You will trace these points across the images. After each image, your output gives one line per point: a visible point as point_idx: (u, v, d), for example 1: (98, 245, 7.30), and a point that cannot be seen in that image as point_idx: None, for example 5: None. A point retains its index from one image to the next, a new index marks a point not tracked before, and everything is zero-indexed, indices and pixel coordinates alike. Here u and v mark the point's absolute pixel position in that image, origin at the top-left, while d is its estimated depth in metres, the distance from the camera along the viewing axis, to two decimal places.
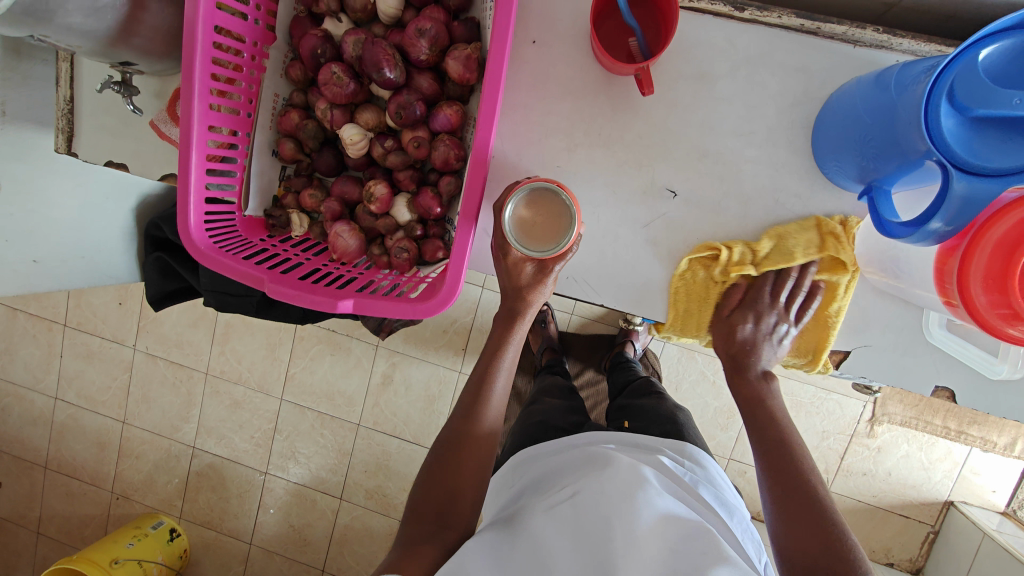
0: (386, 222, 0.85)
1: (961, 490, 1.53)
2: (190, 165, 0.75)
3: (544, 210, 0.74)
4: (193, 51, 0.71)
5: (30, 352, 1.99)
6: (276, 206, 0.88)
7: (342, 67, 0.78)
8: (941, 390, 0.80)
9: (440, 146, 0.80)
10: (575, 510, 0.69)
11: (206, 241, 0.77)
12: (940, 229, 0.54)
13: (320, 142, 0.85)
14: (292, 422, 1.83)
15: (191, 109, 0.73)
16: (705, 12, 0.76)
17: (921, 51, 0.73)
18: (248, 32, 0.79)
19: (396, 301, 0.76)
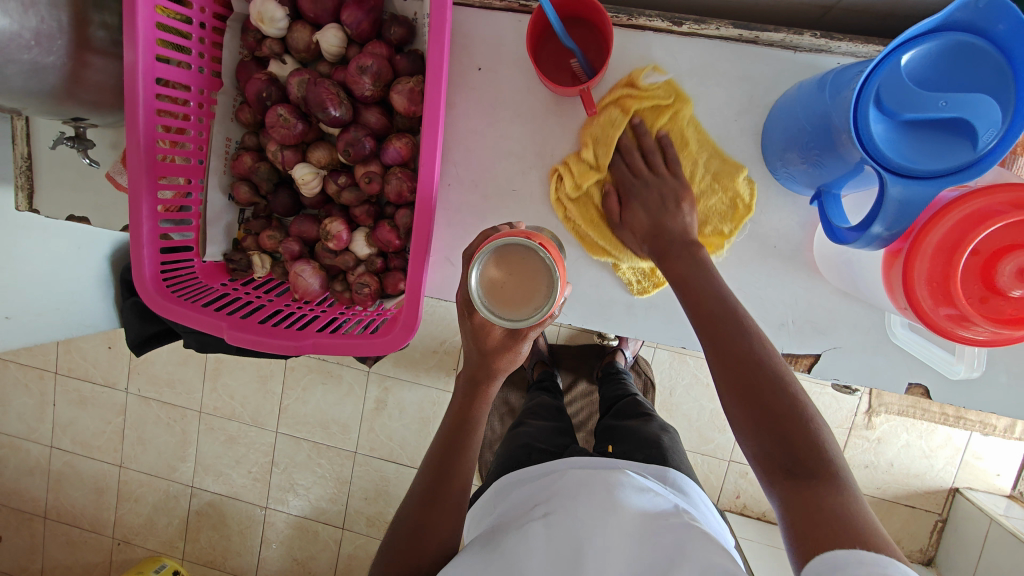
0: (346, 259, 0.85)
1: (965, 476, 1.51)
2: (142, 217, 0.75)
3: (521, 272, 0.59)
4: (136, 105, 0.72)
5: (23, 403, 1.98)
6: (236, 249, 0.88)
7: (288, 109, 0.79)
8: (916, 387, 0.79)
9: (392, 179, 0.81)
10: (548, 531, 0.65)
11: (161, 289, 0.78)
12: (882, 233, 0.55)
13: (275, 183, 0.86)
14: (289, 454, 1.81)
15: (138, 163, 0.73)
16: (644, 29, 0.76)
17: (861, 53, 0.72)
18: (193, 81, 0.80)
19: (356, 337, 0.75)
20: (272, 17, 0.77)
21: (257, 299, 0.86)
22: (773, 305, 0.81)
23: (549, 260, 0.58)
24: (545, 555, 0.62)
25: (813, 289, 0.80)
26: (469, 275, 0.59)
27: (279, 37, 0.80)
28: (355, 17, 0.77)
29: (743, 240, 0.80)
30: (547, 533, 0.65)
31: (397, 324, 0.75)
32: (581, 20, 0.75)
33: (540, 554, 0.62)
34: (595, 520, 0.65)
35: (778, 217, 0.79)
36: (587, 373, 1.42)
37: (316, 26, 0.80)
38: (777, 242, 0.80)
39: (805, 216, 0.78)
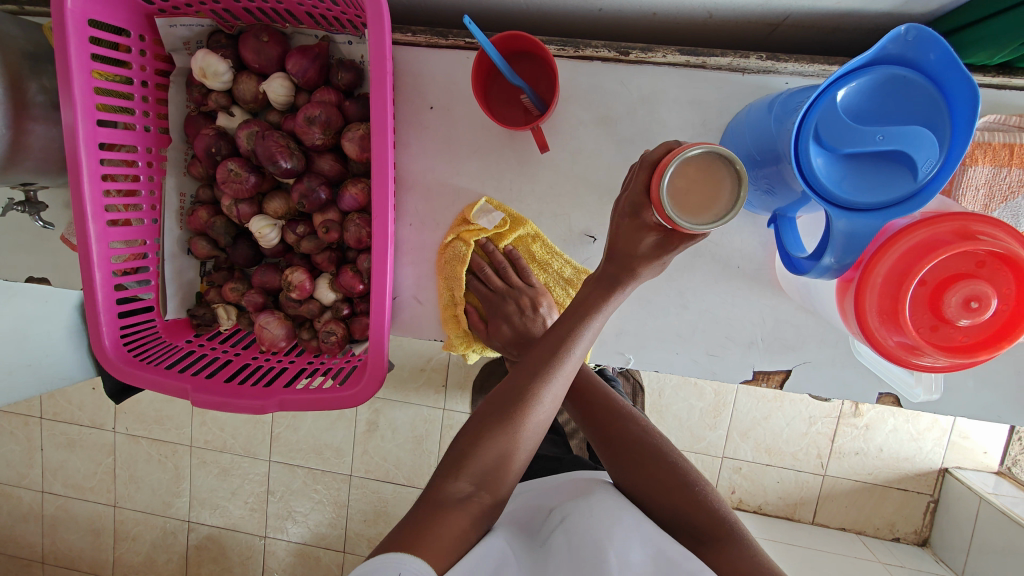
0: (311, 307, 0.85)
1: (954, 456, 1.53)
2: (96, 285, 0.74)
3: (710, 183, 0.56)
4: (79, 174, 0.70)
5: (10, 450, 1.96)
6: (200, 303, 0.88)
7: (239, 163, 0.79)
8: (887, 395, 0.80)
9: (351, 226, 0.80)
10: (567, 536, 0.63)
11: (124, 355, 0.77)
12: (832, 264, 0.55)
13: (233, 236, 0.85)
14: (284, 482, 1.80)
15: (87, 231, 0.72)
16: (592, 59, 0.76)
17: (808, 72, 0.72)
18: (139, 140, 0.80)
19: (322, 391, 0.75)
20: (216, 71, 0.76)
21: (223, 354, 0.86)
22: (742, 324, 0.81)
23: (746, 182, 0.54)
24: (566, 560, 0.59)
25: (779, 305, 0.80)
26: (663, 175, 0.55)
27: (224, 89, 0.80)
28: (300, 66, 0.76)
29: (707, 262, 0.80)
30: (568, 535, 0.63)
31: (364, 374, 0.74)
32: (525, 54, 0.74)
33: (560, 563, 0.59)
34: (611, 528, 0.63)
35: (739, 237, 0.79)
36: None
37: (261, 76, 0.80)
38: (741, 261, 0.80)
39: (765, 236, 0.78)
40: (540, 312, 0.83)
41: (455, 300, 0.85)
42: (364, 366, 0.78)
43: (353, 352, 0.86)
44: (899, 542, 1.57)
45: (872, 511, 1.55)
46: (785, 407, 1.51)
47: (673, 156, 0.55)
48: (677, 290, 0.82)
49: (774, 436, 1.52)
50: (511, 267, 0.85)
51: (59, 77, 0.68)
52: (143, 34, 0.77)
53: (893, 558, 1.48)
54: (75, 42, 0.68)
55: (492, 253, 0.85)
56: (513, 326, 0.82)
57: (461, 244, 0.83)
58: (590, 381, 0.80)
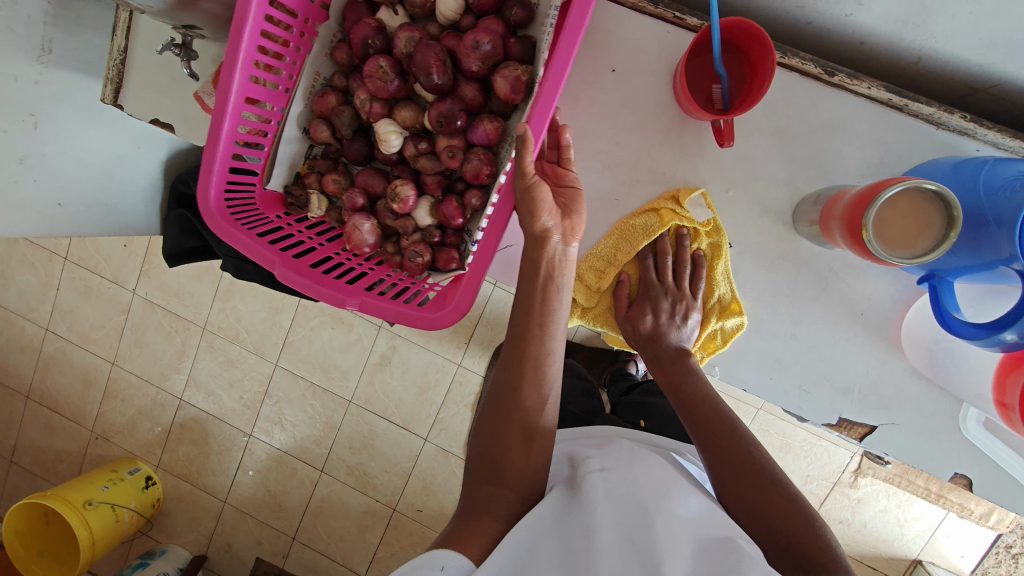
0: (406, 224, 0.84)
1: (930, 551, 1.52)
2: (221, 135, 0.73)
3: (915, 223, 0.58)
4: (243, 22, 0.68)
5: (27, 280, 1.95)
6: (296, 183, 0.87)
7: (390, 63, 0.77)
8: (959, 477, 0.80)
9: (473, 158, 0.78)
10: (606, 485, 0.66)
11: (222, 211, 0.77)
12: (1012, 340, 0.56)
13: (354, 131, 0.84)
14: (285, 388, 1.80)
15: (230, 79, 0.71)
16: (794, 70, 0.75)
17: (1004, 145, 0.72)
18: (300, 8, 0.78)
19: (405, 306, 0.75)
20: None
21: (309, 240, 0.85)
22: (842, 369, 0.82)
23: (948, 245, 0.57)
24: (609, 508, 0.62)
25: (888, 363, 0.80)
26: (887, 189, 0.57)
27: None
28: None
29: (832, 300, 0.80)
30: (608, 487, 0.65)
31: (448, 303, 0.74)
32: (736, 45, 0.73)
33: (602, 508, 0.61)
34: (651, 488, 0.65)
35: (874, 286, 0.79)
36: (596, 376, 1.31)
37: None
38: (867, 311, 0.80)
39: (900, 290, 0.78)
40: (685, 324, 0.84)
41: (613, 260, 0.85)
42: (446, 296, 0.78)
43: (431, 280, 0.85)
44: None
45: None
46: (788, 459, 1.49)
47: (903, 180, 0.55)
48: (793, 318, 0.81)
49: None
50: (691, 273, 0.83)
51: None
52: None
53: None
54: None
55: (683, 250, 0.83)
56: (656, 324, 0.83)
57: (660, 218, 0.81)
58: (696, 373, 0.81)
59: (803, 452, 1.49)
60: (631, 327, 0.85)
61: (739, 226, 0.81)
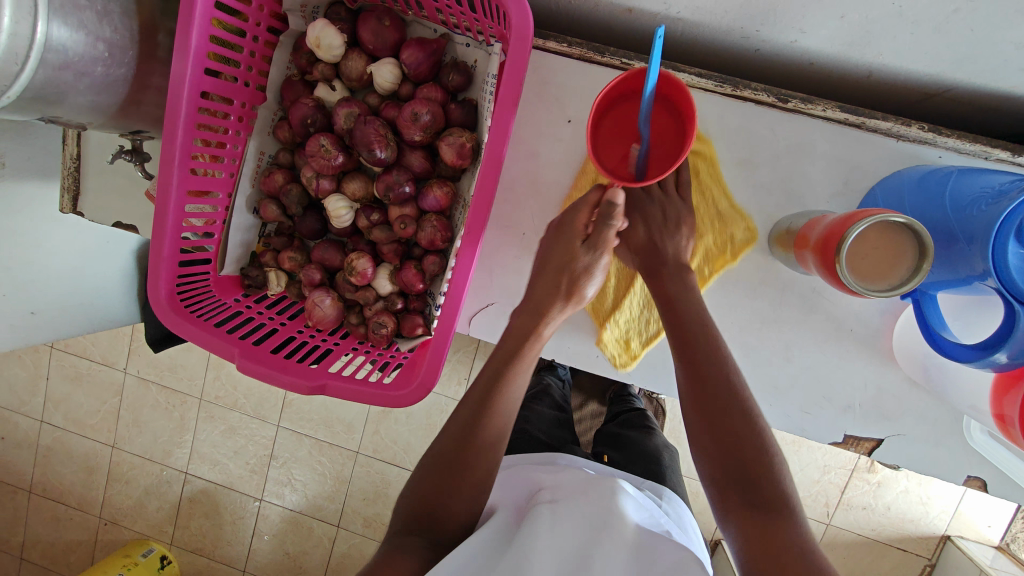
0: (367, 294, 0.82)
1: (958, 525, 1.49)
2: (165, 231, 0.72)
3: (887, 257, 0.58)
4: (176, 122, 0.68)
5: (15, 373, 1.92)
6: (253, 263, 0.85)
7: (331, 140, 0.76)
8: (973, 479, 0.79)
9: (427, 226, 0.78)
10: (554, 513, 0.65)
11: (176, 305, 0.74)
12: (1003, 361, 0.55)
13: (305, 207, 0.83)
14: (289, 448, 1.76)
15: (171, 176, 0.70)
16: (747, 101, 0.75)
17: (966, 150, 0.71)
18: (236, 95, 0.76)
19: (368, 385, 0.73)
20: (330, 44, 0.74)
21: (269, 321, 0.82)
22: (841, 384, 0.81)
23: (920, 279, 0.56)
24: (551, 534, 0.61)
25: (885, 375, 0.79)
26: (852, 229, 0.55)
27: (332, 62, 0.77)
28: (416, 58, 0.74)
29: (820, 319, 0.79)
30: (555, 512, 0.65)
31: (414, 379, 0.72)
32: (672, 98, 0.64)
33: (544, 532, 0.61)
34: (596, 514, 0.65)
35: (859, 301, 0.78)
36: (599, 395, 1.29)
37: (372, 57, 0.77)
38: (855, 326, 0.79)
39: (886, 303, 0.77)
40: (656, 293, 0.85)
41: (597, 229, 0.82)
42: (414, 368, 0.76)
43: (399, 348, 0.83)
44: None
45: (868, 566, 1.52)
46: (803, 453, 1.47)
47: (879, 212, 0.55)
48: (784, 341, 0.81)
49: None
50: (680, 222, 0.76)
51: (180, 19, 0.65)
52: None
53: None
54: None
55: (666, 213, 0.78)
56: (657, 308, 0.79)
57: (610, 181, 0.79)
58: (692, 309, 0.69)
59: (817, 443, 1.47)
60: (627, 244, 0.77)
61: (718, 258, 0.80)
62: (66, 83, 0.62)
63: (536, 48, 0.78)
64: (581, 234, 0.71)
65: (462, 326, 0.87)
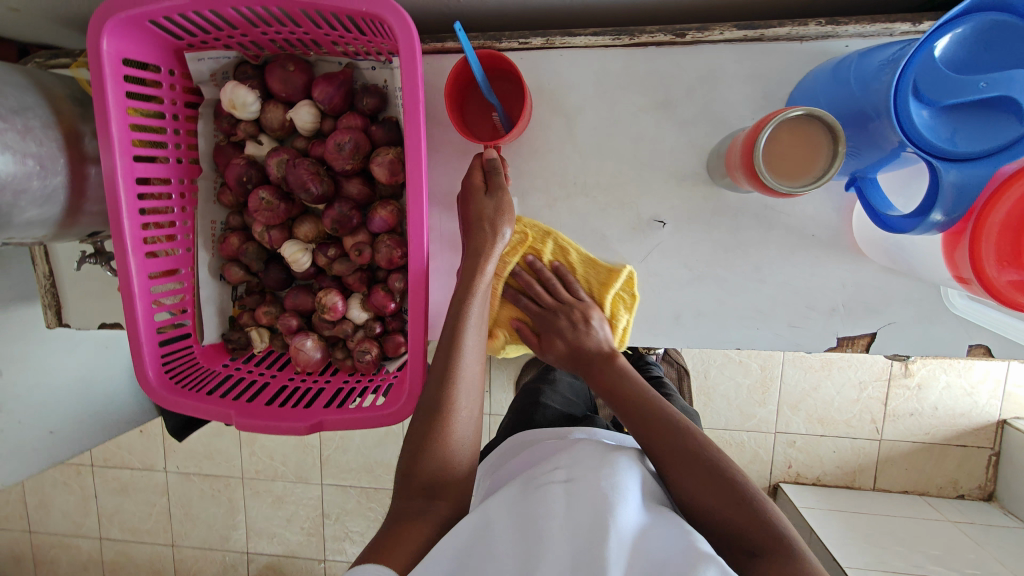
0: (344, 327, 0.84)
1: (1011, 407, 1.43)
2: (138, 316, 0.75)
3: (806, 148, 0.60)
4: (119, 212, 0.71)
5: (64, 500, 1.95)
6: (234, 326, 0.88)
7: (269, 191, 0.79)
8: (977, 347, 0.78)
9: (382, 247, 0.80)
10: (569, 499, 0.60)
11: (167, 383, 0.78)
12: (941, 220, 0.54)
13: (265, 261, 0.85)
14: (338, 503, 1.76)
15: (128, 264, 0.73)
16: (647, 45, 0.76)
17: (869, 32, 0.71)
18: (172, 173, 0.79)
19: (361, 410, 0.75)
20: (244, 102, 0.77)
21: (260, 377, 0.85)
22: (820, 290, 0.81)
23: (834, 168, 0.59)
24: (565, 520, 0.57)
25: (860, 269, 0.79)
26: (762, 135, 0.57)
27: (252, 119, 0.80)
28: (327, 93, 0.77)
29: (780, 234, 0.80)
30: (567, 497, 0.60)
31: (402, 393, 0.75)
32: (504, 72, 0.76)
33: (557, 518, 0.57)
34: (615, 490, 0.60)
35: (812, 205, 0.78)
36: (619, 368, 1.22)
37: (288, 104, 0.80)
38: (816, 231, 0.79)
39: (838, 200, 0.77)
40: (592, 325, 0.80)
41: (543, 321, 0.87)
42: (402, 384, 0.78)
43: (388, 370, 0.86)
44: (963, 499, 1.48)
45: (933, 471, 1.46)
46: (835, 374, 1.41)
47: (774, 117, 0.56)
48: (754, 264, 0.81)
49: (826, 405, 1.42)
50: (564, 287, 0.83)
51: (97, 117, 0.68)
52: (173, 68, 0.77)
53: (960, 517, 1.41)
54: (112, 84, 0.68)
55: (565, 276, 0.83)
56: (568, 339, 0.80)
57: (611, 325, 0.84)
58: (669, 420, 0.69)
59: (847, 361, 1.40)
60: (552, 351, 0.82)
61: (666, 200, 0.81)
62: (8, 204, 0.66)
63: (437, 51, 0.79)
64: (480, 187, 0.75)
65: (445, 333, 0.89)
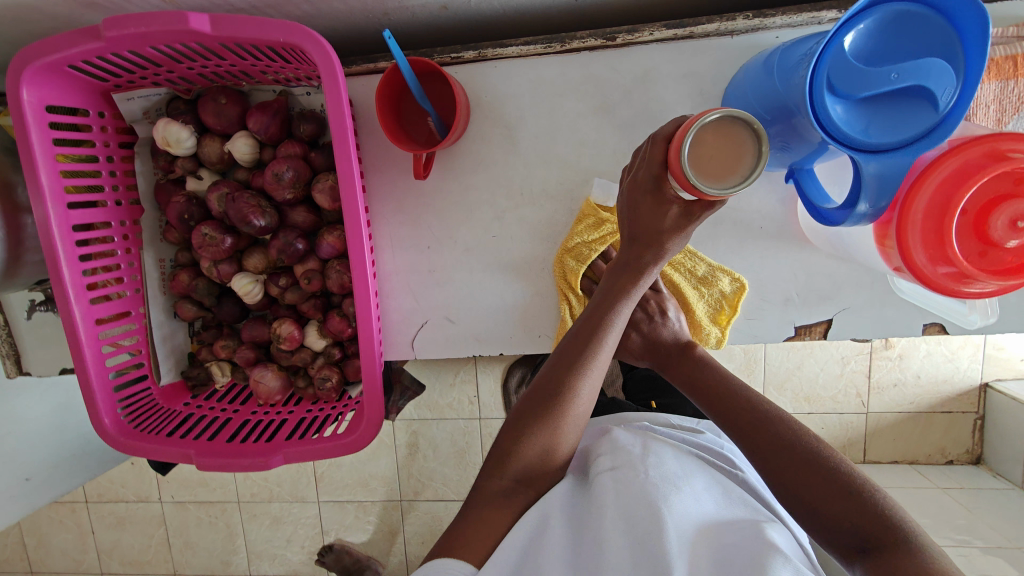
0: (302, 356, 0.84)
1: (992, 369, 1.43)
2: (87, 364, 0.74)
3: (729, 151, 0.57)
4: (57, 261, 0.70)
5: (62, 538, 1.85)
6: (193, 363, 0.87)
7: (212, 226, 0.78)
8: (932, 326, 0.79)
9: (332, 273, 0.80)
10: (617, 489, 0.60)
11: (124, 428, 0.77)
12: (867, 211, 0.55)
13: (217, 295, 0.85)
14: (336, 519, 1.64)
15: (71, 313, 0.72)
16: (579, 51, 0.76)
17: (796, 22, 0.72)
18: (112, 216, 0.78)
19: (321, 440, 0.75)
20: (178, 138, 0.76)
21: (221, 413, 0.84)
22: (772, 281, 0.81)
23: (753, 179, 0.56)
24: (618, 514, 0.57)
25: (810, 258, 0.79)
26: (682, 144, 0.56)
27: (189, 154, 0.79)
28: (262, 122, 0.76)
29: (729, 229, 0.80)
30: (616, 488, 0.60)
31: (362, 419, 0.75)
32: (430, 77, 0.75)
33: (611, 513, 0.58)
34: (660, 478, 0.60)
35: (758, 198, 0.78)
36: None
37: (225, 136, 0.79)
38: (764, 223, 0.79)
39: (782, 191, 0.78)
40: (668, 318, 0.80)
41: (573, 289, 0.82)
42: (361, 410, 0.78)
43: (350, 395, 0.85)
44: (952, 465, 1.48)
45: (919, 439, 1.47)
46: (817, 353, 1.41)
47: (688, 131, 0.56)
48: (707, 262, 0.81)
49: (811, 383, 1.43)
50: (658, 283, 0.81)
51: (25, 169, 0.68)
52: (102, 110, 0.76)
53: (948, 483, 1.41)
54: (37, 132, 0.67)
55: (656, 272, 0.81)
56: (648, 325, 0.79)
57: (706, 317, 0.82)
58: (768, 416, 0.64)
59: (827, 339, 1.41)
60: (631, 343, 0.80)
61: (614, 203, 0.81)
62: None
63: (371, 72, 0.78)
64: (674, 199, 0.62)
65: (407, 352, 0.89)
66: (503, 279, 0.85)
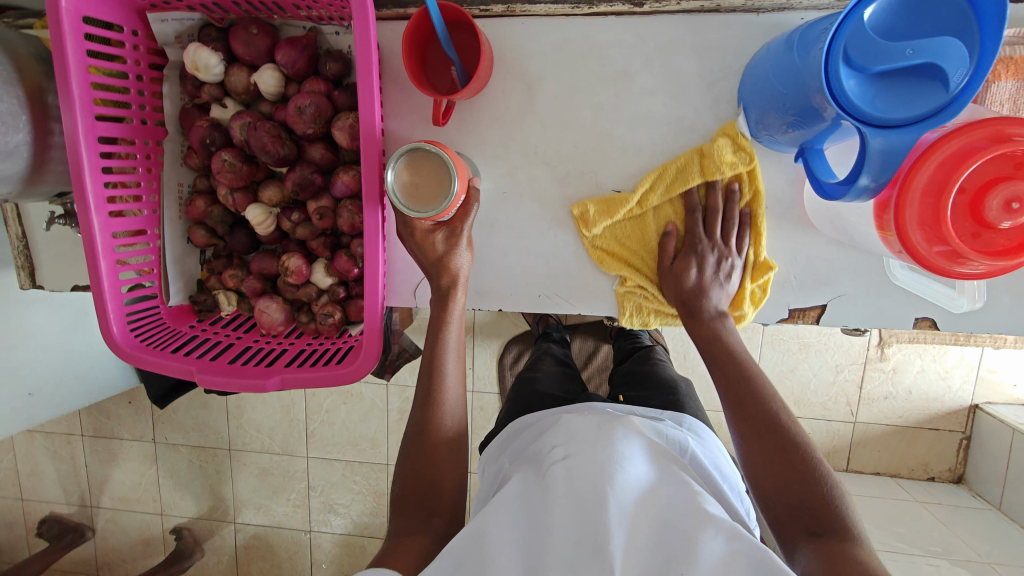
0: (308, 291, 0.86)
1: (983, 392, 1.43)
2: (100, 273, 0.76)
3: (431, 171, 0.70)
4: (81, 169, 0.72)
5: (56, 468, 1.87)
6: (201, 290, 0.90)
7: (232, 153, 0.80)
8: (922, 320, 0.81)
9: (343, 212, 0.81)
10: (569, 475, 0.57)
11: (132, 341, 0.80)
12: (869, 184, 0.57)
13: (230, 225, 0.87)
14: (324, 475, 1.68)
15: (90, 221, 0.74)
16: (607, 14, 0.77)
17: (824, 4, 0.73)
18: (136, 134, 0.80)
19: (320, 369, 0.77)
20: (207, 64, 0.78)
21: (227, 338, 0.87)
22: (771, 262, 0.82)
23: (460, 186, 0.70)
24: (568, 501, 0.55)
25: (810, 242, 0.81)
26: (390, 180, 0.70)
27: (217, 82, 0.81)
28: (290, 56, 0.77)
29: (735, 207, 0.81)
30: (567, 474, 0.58)
31: (361, 351, 0.77)
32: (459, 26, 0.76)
33: (560, 498, 0.55)
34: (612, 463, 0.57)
35: (766, 178, 0.80)
36: (607, 335, 1.24)
37: (253, 68, 0.80)
38: (770, 203, 0.81)
39: (791, 172, 0.79)
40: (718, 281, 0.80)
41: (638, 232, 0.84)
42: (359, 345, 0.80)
43: (350, 333, 0.87)
44: (933, 481, 1.48)
45: (904, 452, 1.47)
46: (812, 357, 1.43)
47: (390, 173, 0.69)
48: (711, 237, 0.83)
49: (802, 387, 1.45)
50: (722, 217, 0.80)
51: (58, 75, 0.70)
52: (136, 28, 0.78)
53: (929, 498, 1.41)
54: (72, 42, 0.69)
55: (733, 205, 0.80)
56: (700, 276, 0.79)
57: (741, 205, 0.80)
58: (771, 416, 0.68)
59: (825, 344, 1.42)
60: (676, 284, 0.81)
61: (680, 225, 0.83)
62: None
63: (400, 17, 0.81)
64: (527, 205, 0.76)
65: (408, 299, 0.91)
66: (508, 235, 0.87)
